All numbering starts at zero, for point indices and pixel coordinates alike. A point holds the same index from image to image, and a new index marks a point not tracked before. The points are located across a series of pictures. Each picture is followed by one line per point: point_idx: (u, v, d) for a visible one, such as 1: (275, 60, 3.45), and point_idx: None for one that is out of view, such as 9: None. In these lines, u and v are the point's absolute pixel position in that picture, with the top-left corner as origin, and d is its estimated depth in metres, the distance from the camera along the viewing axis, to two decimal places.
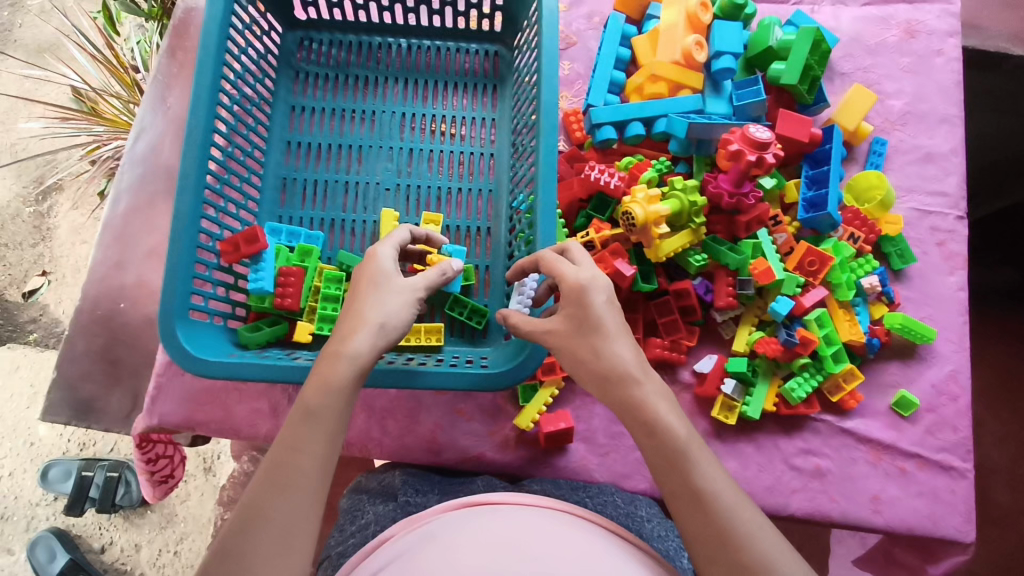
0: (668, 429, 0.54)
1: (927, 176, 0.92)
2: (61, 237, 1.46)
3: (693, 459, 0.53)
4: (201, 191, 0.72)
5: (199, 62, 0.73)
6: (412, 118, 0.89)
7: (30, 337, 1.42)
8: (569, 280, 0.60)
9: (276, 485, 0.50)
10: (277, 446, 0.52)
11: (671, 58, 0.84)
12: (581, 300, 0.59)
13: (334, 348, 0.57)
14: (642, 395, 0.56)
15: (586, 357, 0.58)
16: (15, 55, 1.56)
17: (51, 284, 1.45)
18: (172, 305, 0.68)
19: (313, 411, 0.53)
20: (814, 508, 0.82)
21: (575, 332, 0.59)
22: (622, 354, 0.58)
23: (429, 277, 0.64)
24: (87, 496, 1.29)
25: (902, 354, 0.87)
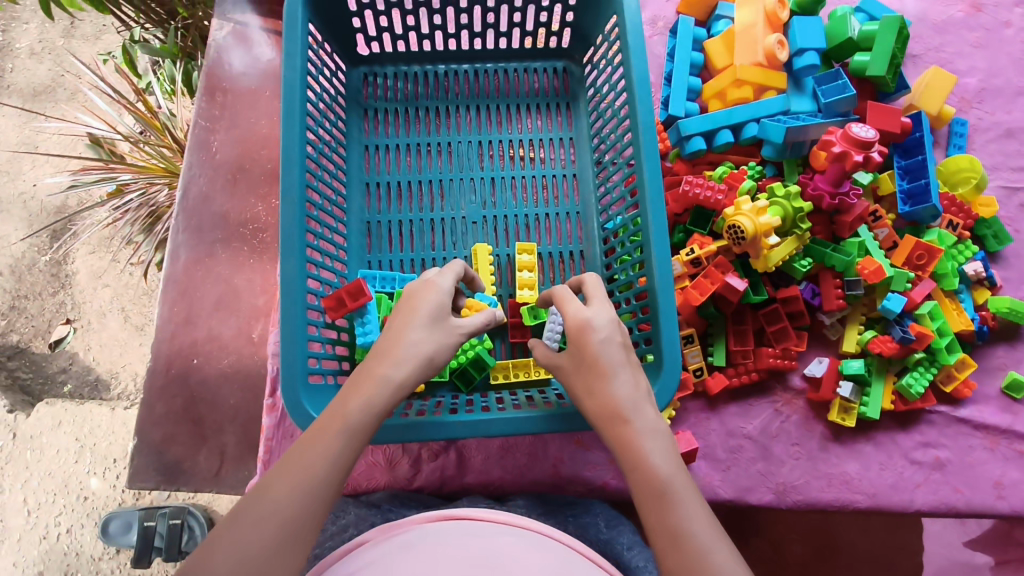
0: (649, 464, 0.49)
1: (1010, 152, 0.91)
2: (82, 283, 1.41)
3: (674, 498, 0.47)
4: (303, 250, 0.70)
5: (285, 114, 0.71)
6: (489, 145, 0.88)
7: (65, 389, 1.36)
8: (571, 317, 0.57)
9: (294, 482, 0.47)
10: (302, 445, 0.50)
11: (754, 60, 0.83)
12: (581, 337, 0.56)
13: (373, 370, 0.55)
14: (627, 434, 0.51)
15: (583, 395, 0.55)
16: (10, 102, 1.47)
17: (77, 331, 1.39)
18: (294, 372, 0.66)
19: (349, 423, 0.51)
20: (939, 501, 0.80)
21: (575, 371, 0.56)
22: (621, 390, 0.54)
23: (475, 324, 0.62)
24: (153, 547, 1.20)
25: (1007, 336, 0.85)
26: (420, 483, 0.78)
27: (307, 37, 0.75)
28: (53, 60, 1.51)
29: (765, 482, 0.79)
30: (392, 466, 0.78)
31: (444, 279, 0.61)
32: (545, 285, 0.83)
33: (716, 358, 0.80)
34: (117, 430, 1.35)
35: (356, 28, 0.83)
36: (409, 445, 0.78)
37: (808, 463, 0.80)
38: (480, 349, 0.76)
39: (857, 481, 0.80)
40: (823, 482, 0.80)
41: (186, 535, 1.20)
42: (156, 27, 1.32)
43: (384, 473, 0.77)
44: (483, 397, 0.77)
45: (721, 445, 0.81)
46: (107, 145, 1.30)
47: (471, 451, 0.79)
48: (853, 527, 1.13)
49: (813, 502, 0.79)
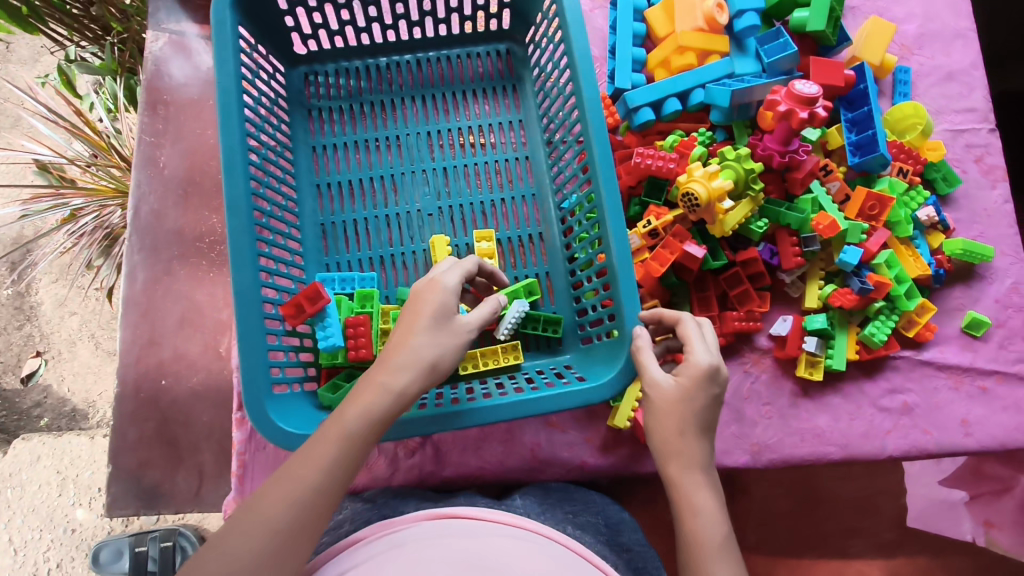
0: (704, 524, 0.56)
1: (952, 95, 0.92)
2: (47, 313, 1.38)
3: (716, 559, 0.55)
4: (256, 260, 0.69)
5: (223, 123, 0.70)
6: (438, 135, 0.87)
7: (41, 423, 1.35)
8: (699, 359, 0.60)
9: (288, 493, 0.50)
10: (299, 455, 0.53)
11: (693, 27, 0.82)
12: (697, 383, 0.60)
13: (378, 377, 0.56)
14: (697, 488, 0.58)
15: (672, 430, 0.59)
16: None
17: (48, 363, 1.37)
18: (258, 384, 0.65)
19: (347, 432, 0.54)
20: (910, 445, 0.82)
21: (673, 403, 0.60)
22: (701, 448, 0.60)
23: (480, 317, 0.63)
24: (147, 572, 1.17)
25: (962, 276, 0.87)
26: (399, 481, 0.77)
27: (239, 41, 0.74)
28: None
29: (740, 444, 0.81)
30: (369, 467, 0.77)
31: (449, 279, 0.62)
32: (507, 270, 0.82)
33: None
34: (98, 459, 1.32)
35: (290, 27, 0.81)
36: (385, 444, 0.78)
37: (780, 421, 0.82)
38: None
39: (829, 434, 0.82)
40: (796, 438, 0.81)
41: (179, 556, 1.18)
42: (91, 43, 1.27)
43: (361, 475, 0.77)
44: (455, 389, 0.76)
45: None
46: (55, 170, 1.26)
47: (448, 445, 0.79)
48: (833, 475, 1.15)
49: (788, 459, 0.81)
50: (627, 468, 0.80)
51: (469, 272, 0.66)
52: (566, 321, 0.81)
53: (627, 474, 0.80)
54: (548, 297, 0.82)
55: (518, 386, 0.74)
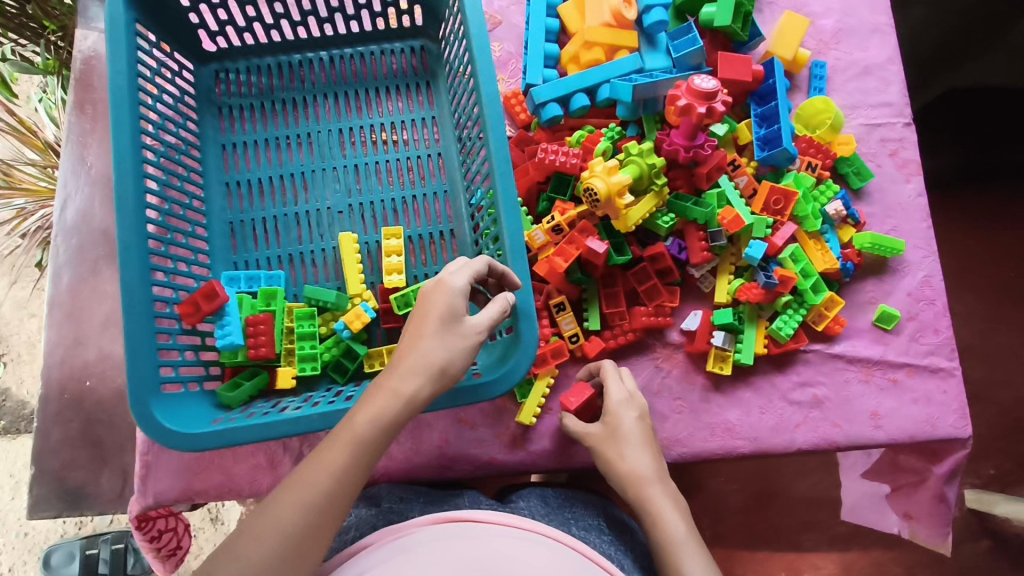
0: (668, 524, 0.64)
1: (868, 89, 0.93)
2: (6, 316, 1.36)
3: (686, 551, 0.61)
4: (146, 257, 0.68)
5: (115, 120, 0.69)
6: (350, 132, 0.86)
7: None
8: (614, 395, 0.73)
9: (301, 497, 0.53)
10: (312, 459, 0.55)
11: (601, 21, 0.83)
12: (623, 413, 0.72)
13: (390, 381, 0.58)
14: (653, 495, 0.66)
15: (613, 460, 0.70)
16: None
17: (6, 365, 1.35)
18: (142, 385, 0.65)
19: (358, 437, 0.56)
20: (819, 438, 0.82)
21: (607, 438, 0.71)
22: (641, 463, 0.68)
23: (491, 316, 0.63)
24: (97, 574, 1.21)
25: (875, 270, 0.87)
26: None
27: (137, 38, 0.73)
28: None
29: None
30: (275, 465, 0.78)
31: (457, 281, 0.62)
32: (416, 267, 0.82)
33: (591, 322, 0.81)
34: None
35: (195, 23, 0.81)
36: (291, 443, 0.78)
37: (691, 415, 0.82)
38: (347, 341, 0.77)
39: (739, 427, 0.82)
40: (706, 432, 0.81)
41: (131, 559, 1.23)
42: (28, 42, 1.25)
43: (267, 474, 0.78)
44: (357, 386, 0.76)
45: None
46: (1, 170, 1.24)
47: None
48: (791, 470, 1.19)
49: (697, 453, 0.81)
50: (536, 463, 0.80)
51: (481, 270, 0.65)
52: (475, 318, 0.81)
53: (537, 470, 0.80)
54: None
55: None
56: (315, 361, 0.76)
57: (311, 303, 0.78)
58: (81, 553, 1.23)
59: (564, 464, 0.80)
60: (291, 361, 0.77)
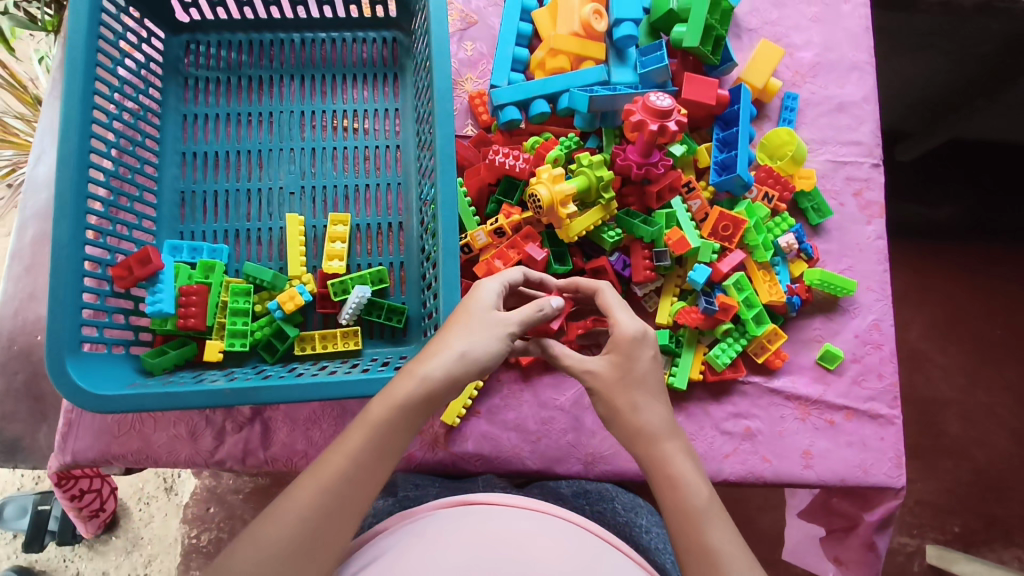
0: (689, 489, 0.52)
1: (840, 126, 0.91)
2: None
3: (710, 522, 0.50)
4: (82, 216, 0.68)
5: (67, 76, 0.69)
6: (312, 115, 0.86)
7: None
8: (625, 326, 0.58)
9: (317, 485, 0.49)
10: (332, 448, 0.52)
11: (570, 30, 0.82)
12: (636, 350, 0.58)
13: (411, 366, 0.55)
14: (670, 453, 0.54)
15: (623, 408, 0.56)
16: None
17: None
18: (60, 341, 0.64)
19: (373, 423, 0.52)
20: (747, 471, 0.80)
21: (617, 379, 0.57)
22: (654, 416, 0.56)
23: (527, 313, 0.58)
24: (46, 530, 1.23)
25: (824, 308, 0.86)
26: (221, 455, 0.77)
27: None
28: None
29: (574, 453, 0.79)
30: (195, 437, 0.77)
31: (490, 280, 0.60)
32: (359, 257, 0.82)
33: None
34: None
35: None
36: (213, 417, 0.78)
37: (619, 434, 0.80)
38: (279, 321, 0.77)
39: None
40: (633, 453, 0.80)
41: None
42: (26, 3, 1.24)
43: (186, 445, 0.77)
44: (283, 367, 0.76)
45: (533, 416, 0.80)
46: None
47: (277, 423, 0.78)
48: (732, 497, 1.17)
49: (621, 472, 0.79)
50: (456, 465, 0.79)
51: (517, 276, 0.62)
52: (412, 312, 0.81)
53: (457, 471, 0.80)
54: (399, 286, 0.82)
55: (341, 369, 0.74)
56: (245, 338, 0.75)
57: (250, 280, 0.78)
58: (35, 508, 1.23)
59: (485, 469, 0.79)
60: (222, 335, 0.77)
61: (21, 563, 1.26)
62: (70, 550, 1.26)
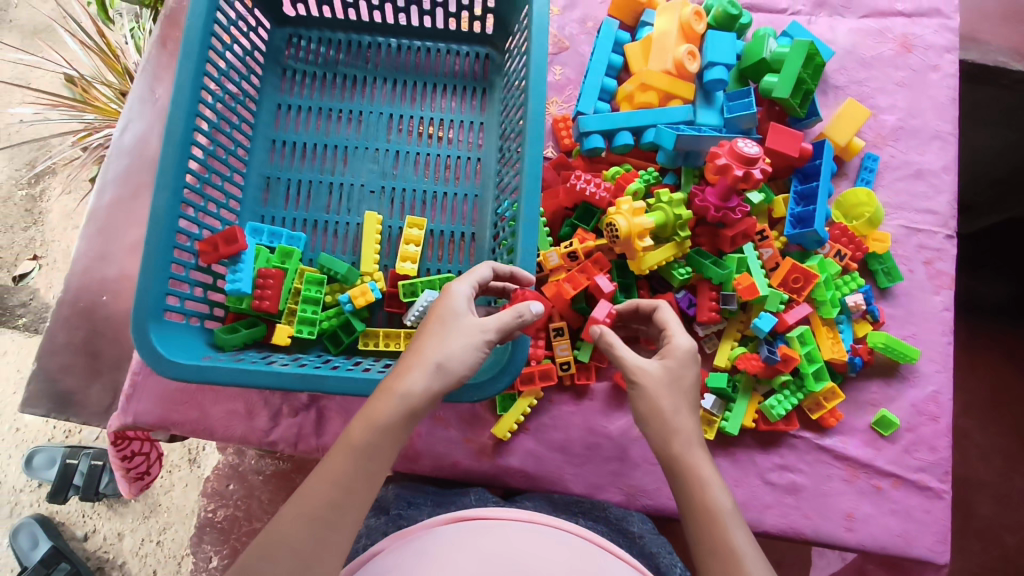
0: (714, 494, 0.55)
1: (916, 193, 0.91)
2: (52, 221, 1.45)
3: (733, 525, 0.53)
4: (179, 190, 0.71)
5: (182, 57, 0.72)
6: (399, 119, 0.89)
7: (20, 321, 1.40)
8: (680, 341, 0.62)
9: (304, 517, 0.50)
10: (315, 475, 0.53)
11: (662, 67, 0.83)
12: (683, 362, 0.61)
13: (390, 384, 0.57)
14: (702, 459, 0.57)
15: (667, 408, 0.58)
16: (10, 39, 1.58)
17: (42, 269, 1.44)
18: (146, 307, 0.67)
19: (354, 446, 0.54)
20: (787, 525, 0.80)
21: (665, 385, 0.60)
22: (688, 422, 0.59)
23: (504, 319, 0.60)
24: (71, 485, 1.25)
25: (883, 373, 0.85)
26: (275, 436, 0.79)
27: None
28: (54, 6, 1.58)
29: (617, 482, 0.80)
30: (250, 416, 0.79)
31: (462, 287, 0.61)
32: (431, 261, 0.83)
33: (580, 354, 0.81)
34: None
35: None
36: (271, 399, 0.79)
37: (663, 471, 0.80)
38: (348, 314, 0.78)
39: None
40: None
41: (105, 477, 1.26)
42: None
43: (241, 422, 0.79)
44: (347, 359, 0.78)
45: (580, 440, 0.81)
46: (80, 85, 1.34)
47: (332, 413, 0.80)
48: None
49: (661, 509, 0.79)
50: (498, 478, 0.80)
51: (486, 275, 0.64)
52: None
53: (499, 484, 0.80)
54: None
55: None
56: (313, 326, 0.77)
57: (323, 271, 0.80)
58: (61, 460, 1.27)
59: (527, 486, 0.79)
60: (290, 321, 0.78)
61: (42, 512, 1.30)
62: (90, 507, 1.29)
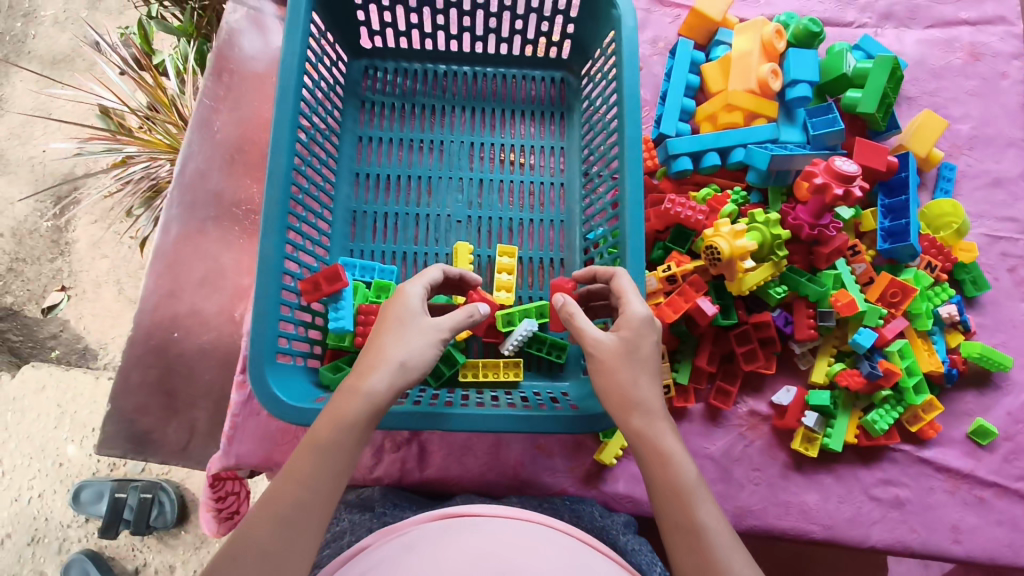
0: (677, 467, 0.53)
1: (995, 201, 0.92)
2: (81, 251, 1.39)
3: (699, 499, 0.51)
4: (284, 231, 0.70)
5: (279, 97, 0.72)
6: (480, 147, 0.89)
7: (52, 354, 1.35)
8: (635, 309, 0.59)
9: (272, 518, 0.48)
10: (279, 478, 0.51)
11: (746, 87, 0.83)
12: (637, 332, 0.58)
13: (348, 385, 0.56)
14: (657, 432, 0.55)
15: (622, 379, 0.57)
16: (29, 68, 1.48)
17: (71, 299, 1.38)
18: (261, 351, 0.66)
19: (317, 445, 0.52)
20: (895, 540, 0.80)
21: (621, 354, 0.58)
22: (645, 391, 0.57)
23: (457, 320, 0.63)
24: (121, 519, 1.23)
25: (977, 382, 0.85)
26: (379, 473, 0.78)
27: (310, 25, 0.76)
28: (77, 31, 1.51)
29: (723, 504, 0.80)
30: None
31: (415, 287, 0.63)
32: (523, 288, 0.83)
33: (679, 375, 0.81)
34: (99, 400, 1.33)
35: (360, 20, 0.85)
36: (373, 435, 0.79)
37: (767, 489, 0.81)
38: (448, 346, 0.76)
39: (815, 512, 0.80)
40: (781, 510, 0.80)
41: (154, 510, 1.23)
42: (174, 5, 1.30)
43: None
44: (450, 393, 0.77)
45: None
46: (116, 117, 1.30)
47: (434, 446, 0.80)
48: (812, 557, 1.08)
49: (768, 529, 0.80)
50: (605, 505, 0.79)
51: (437, 278, 0.66)
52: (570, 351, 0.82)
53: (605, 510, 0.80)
54: None
55: (512, 403, 0.75)
56: None
57: None
58: (110, 495, 1.24)
59: (635, 511, 0.79)
60: None
61: (91, 547, 1.27)
62: (139, 540, 1.27)
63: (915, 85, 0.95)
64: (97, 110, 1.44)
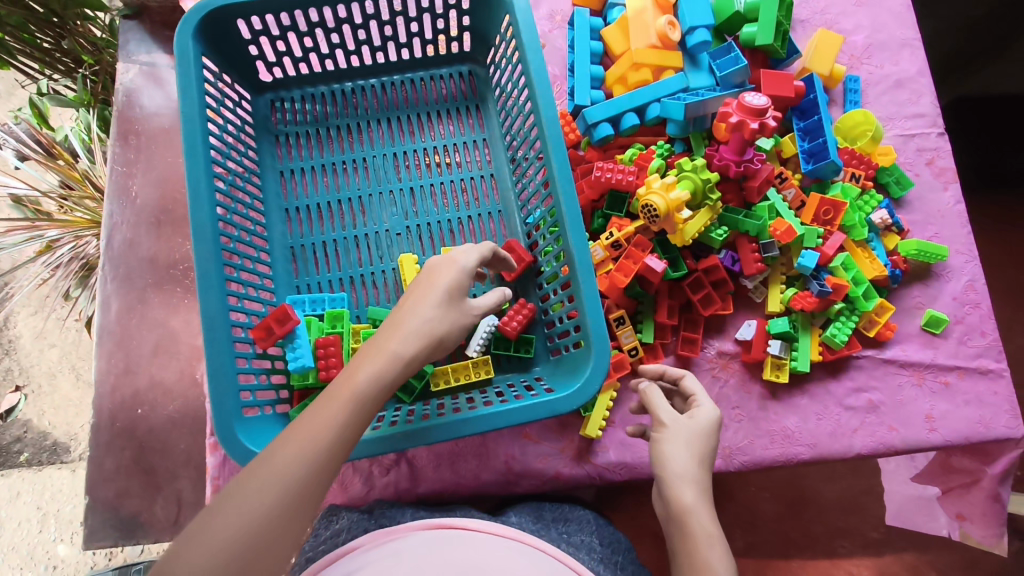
0: (718, 552, 0.53)
1: (901, 101, 0.96)
2: (26, 346, 1.33)
3: None
4: (223, 283, 0.69)
5: (188, 150, 0.70)
6: (404, 156, 0.89)
7: (21, 457, 1.30)
8: (711, 404, 0.63)
9: (306, 452, 0.47)
10: (311, 415, 0.49)
11: (648, 44, 0.85)
12: (713, 424, 0.61)
13: (388, 344, 0.54)
14: (707, 515, 0.55)
15: (684, 455, 0.58)
16: None
17: (29, 397, 1.32)
18: (226, 408, 0.65)
19: (358, 397, 0.51)
20: (877, 442, 0.83)
21: (690, 432, 0.60)
22: (705, 475, 0.58)
23: (488, 305, 0.63)
24: None
25: (920, 276, 0.89)
26: (374, 498, 0.78)
27: (203, 71, 0.75)
28: None
29: None
30: (345, 486, 0.78)
31: (467, 259, 0.62)
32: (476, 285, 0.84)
33: (644, 335, 0.83)
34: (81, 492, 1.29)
35: (254, 55, 0.83)
36: (359, 463, 0.79)
37: (750, 423, 0.83)
38: None
39: (798, 434, 0.83)
40: (766, 440, 0.82)
41: None
42: (65, 77, 1.24)
43: (337, 494, 0.78)
44: (426, 405, 0.76)
45: None
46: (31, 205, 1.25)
47: (422, 460, 0.79)
48: (818, 476, 1.12)
49: (759, 461, 0.82)
50: (601, 477, 0.80)
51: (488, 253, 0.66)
52: (539, 341, 0.83)
53: (602, 481, 0.81)
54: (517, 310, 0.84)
55: (490, 403, 0.74)
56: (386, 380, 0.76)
57: (373, 324, 0.80)
58: None
59: (630, 476, 0.80)
60: None
61: None
62: None
63: (805, 8, 0.99)
64: (9, 200, 1.39)
